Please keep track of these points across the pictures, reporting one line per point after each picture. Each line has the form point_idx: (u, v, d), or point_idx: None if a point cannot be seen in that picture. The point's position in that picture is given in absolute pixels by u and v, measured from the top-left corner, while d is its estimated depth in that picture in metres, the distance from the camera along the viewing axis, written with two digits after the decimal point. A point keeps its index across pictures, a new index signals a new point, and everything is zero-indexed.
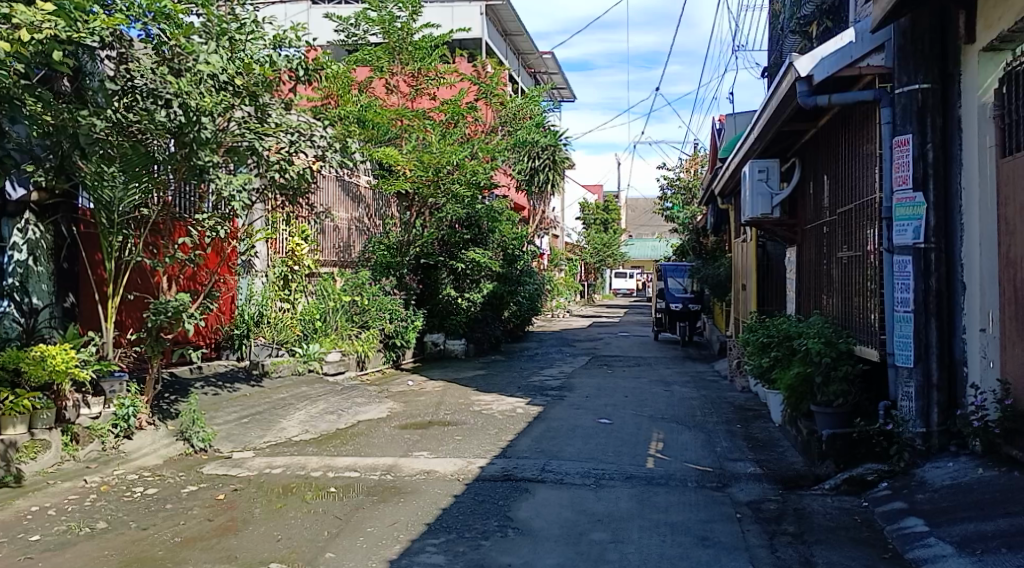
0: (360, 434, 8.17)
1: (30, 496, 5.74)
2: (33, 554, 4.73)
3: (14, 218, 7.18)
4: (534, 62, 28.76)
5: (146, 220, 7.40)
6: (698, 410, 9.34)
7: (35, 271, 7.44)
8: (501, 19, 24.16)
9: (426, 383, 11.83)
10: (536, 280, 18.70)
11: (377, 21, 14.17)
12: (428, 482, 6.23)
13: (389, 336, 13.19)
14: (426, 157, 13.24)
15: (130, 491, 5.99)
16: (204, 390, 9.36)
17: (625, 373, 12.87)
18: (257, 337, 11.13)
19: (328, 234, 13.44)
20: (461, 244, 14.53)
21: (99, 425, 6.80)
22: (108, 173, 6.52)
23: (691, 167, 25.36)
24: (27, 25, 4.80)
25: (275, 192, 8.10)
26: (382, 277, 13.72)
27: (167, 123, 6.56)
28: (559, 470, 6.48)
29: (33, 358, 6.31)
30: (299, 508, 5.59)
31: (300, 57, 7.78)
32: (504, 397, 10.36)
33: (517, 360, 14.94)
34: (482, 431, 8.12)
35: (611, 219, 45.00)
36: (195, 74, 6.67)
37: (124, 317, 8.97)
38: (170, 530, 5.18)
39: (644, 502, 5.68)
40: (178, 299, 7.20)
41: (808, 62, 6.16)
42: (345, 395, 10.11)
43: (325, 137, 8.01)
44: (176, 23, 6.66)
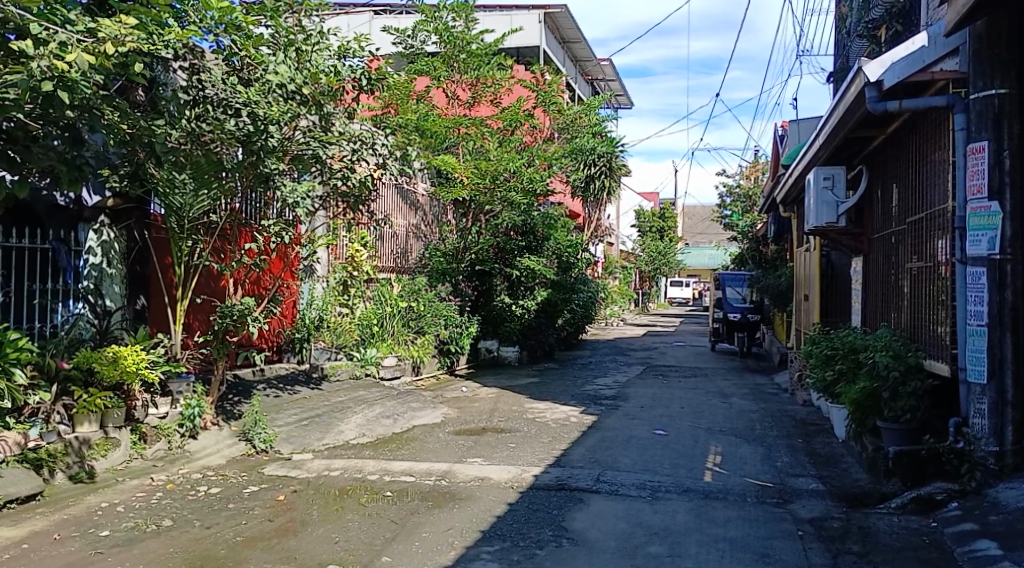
0: (416, 439, 8.24)
1: (100, 492, 5.94)
2: (102, 549, 4.88)
3: (89, 223, 7.50)
4: (592, 69, 28.63)
5: (215, 226, 7.64)
6: (758, 423, 9.15)
7: (108, 274, 7.72)
8: (559, 26, 24.14)
9: (480, 390, 11.88)
10: (591, 288, 18.61)
11: (433, 31, 14.41)
12: (483, 489, 6.23)
13: (444, 341, 13.37)
14: (483, 164, 13.40)
15: (195, 490, 6.15)
16: (267, 392, 9.57)
17: (681, 383, 12.72)
18: (317, 342, 11.39)
19: (386, 240, 13.62)
20: (517, 251, 14.54)
21: (166, 425, 7.04)
22: (178, 180, 6.78)
23: (750, 174, 25.06)
24: (113, 40, 4.97)
25: (336, 200, 8.37)
26: (439, 283, 13.89)
27: (236, 132, 6.64)
28: (613, 481, 6.41)
29: (106, 359, 6.52)
30: (356, 512, 5.66)
31: (363, 67, 7.95)
32: (558, 405, 10.32)
33: (571, 368, 14.92)
34: (535, 439, 8.10)
35: (668, 226, 44.50)
36: (264, 83, 6.93)
37: (192, 320, 9.18)
38: (232, 529, 5.30)
39: (702, 516, 5.58)
40: (243, 303, 7.44)
41: (877, 68, 6.02)
42: (400, 399, 10.21)
43: (386, 145, 8.19)
44: (246, 34, 6.94)
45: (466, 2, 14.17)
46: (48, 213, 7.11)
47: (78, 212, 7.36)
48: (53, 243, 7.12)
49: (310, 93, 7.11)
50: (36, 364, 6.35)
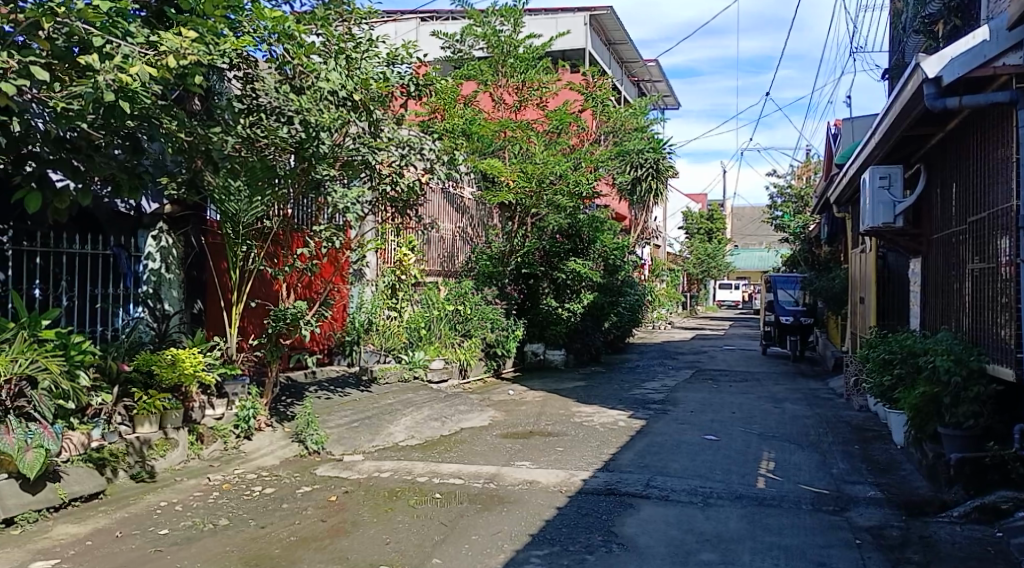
0: (464, 441, 8.27)
1: (159, 492, 6.09)
2: (161, 547, 4.99)
3: (149, 229, 7.73)
4: (639, 70, 28.48)
5: (268, 232, 7.76)
6: (812, 429, 8.97)
7: (166, 279, 7.91)
8: (605, 28, 24.07)
9: (527, 393, 11.88)
10: (638, 290, 18.46)
11: (481, 35, 14.50)
12: (531, 492, 6.23)
13: (490, 344, 13.41)
14: (529, 168, 13.33)
15: (250, 490, 6.27)
16: (318, 394, 9.72)
17: (732, 387, 12.55)
18: (366, 345, 11.52)
19: (433, 244, 13.75)
20: (563, 255, 14.46)
21: (222, 426, 7.25)
22: (234, 187, 6.91)
23: (802, 174, 24.63)
24: (174, 53, 5.12)
25: (385, 205, 8.50)
26: (485, 287, 14.08)
27: (289, 139, 6.96)
28: (664, 487, 6.35)
29: (165, 361, 6.69)
30: (406, 513, 5.71)
31: (411, 73, 7.99)
32: (605, 409, 10.27)
33: (619, 371, 14.83)
34: (583, 443, 8.06)
35: (716, 228, 43.98)
36: (315, 91, 7.04)
37: (247, 324, 9.37)
38: (286, 528, 5.39)
39: (755, 523, 5.49)
40: (296, 307, 7.56)
41: (935, 64, 5.76)
42: (448, 402, 10.26)
43: (434, 149, 8.29)
44: (299, 42, 6.84)
45: (514, 5, 14.22)
46: (108, 220, 7.29)
47: (138, 219, 7.60)
48: (114, 249, 7.35)
49: (361, 98, 7.28)
50: (100, 366, 6.50)
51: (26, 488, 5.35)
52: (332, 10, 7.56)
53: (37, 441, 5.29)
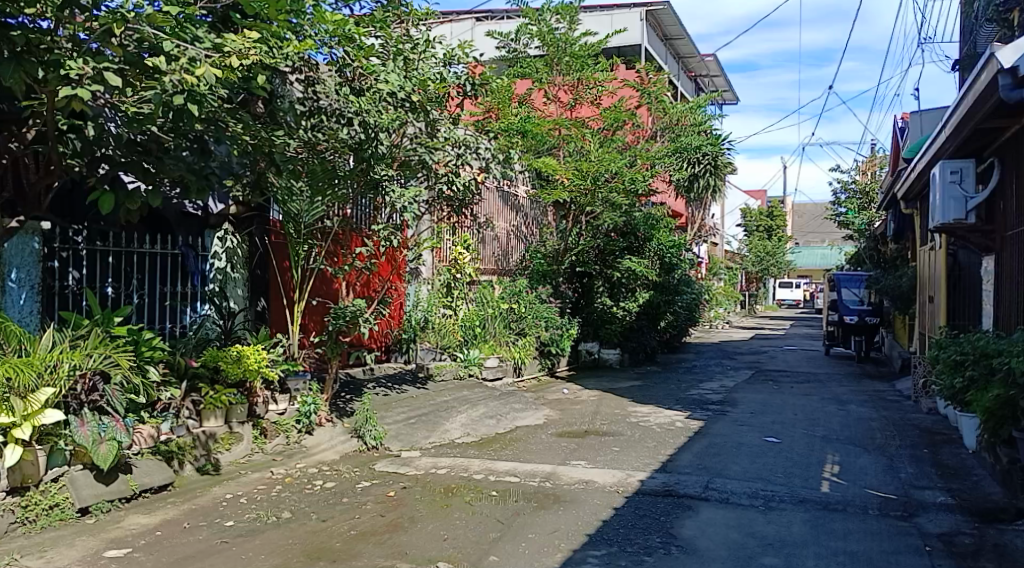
0: (519, 439, 8.29)
1: (224, 484, 6.26)
2: (227, 538, 5.12)
3: (215, 229, 7.95)
4: (697, 65, 28.11)
5: (328, 232, 7.94)
6: (878, 432, 8.71)
7: (232, 277, 8.15)
8: (662, 23, 23.80)
9: (581, 392, 11.84)
10: (694, 287, 18.19)
11: (536, 34, 14.50)
12: (588, 492, 6.20)
13: (544, 343, 13.40)
14: (583, 165, 13.18)
15: (311, 484, 6.40)
16: (376, 390, 9.85)
17: (793, 388, 12.27)
18: (422, 342, 11.62)
19: (487, 243, 13.81)
20: (618, 252, 14.31)
21: (285, 421, 7.39)
22: (297, 188, 7.17)
23: (867, 169, 23.95)
24: (237, 53, 5.25)
25: (441, 204, 8.56)
26: (539, 285, 14.02)
27: (348, 141, 7.11)
28: (723, 489, 6.25)
29: (231, 358, 6.89)
30: (463, 510, 5.75)
31: (467, 73, 8.02)
32: (662, 409, 10.16)
33: (675, 372, 14.64)
34: (640, 444, 7.99)
35: (776, 226, 43.13)
36: (375, 93, 7.15)
37: (308, 321, 9.57)
38: (346, 522, 5.47)
39: (819, 528, 5.36)
40: (355, 305, 7.74)
41: (1011, 53, 5.59)
42: (503, 400, 10.29)
43: (490, 148, 8.38)
44: (359, 45, 6.93)
45: (570, 3, 14.15)
46: (177, 220, 7.60)
47: (204, 219, 7.82)
48: (181, 249, 7.59)
49: (419, 99, 7.30)
50: (168, 362, 6.70)
51: (100, 479, 5.54)
52: (390, 12, 7.69)
53: (110, 434, 5.48)
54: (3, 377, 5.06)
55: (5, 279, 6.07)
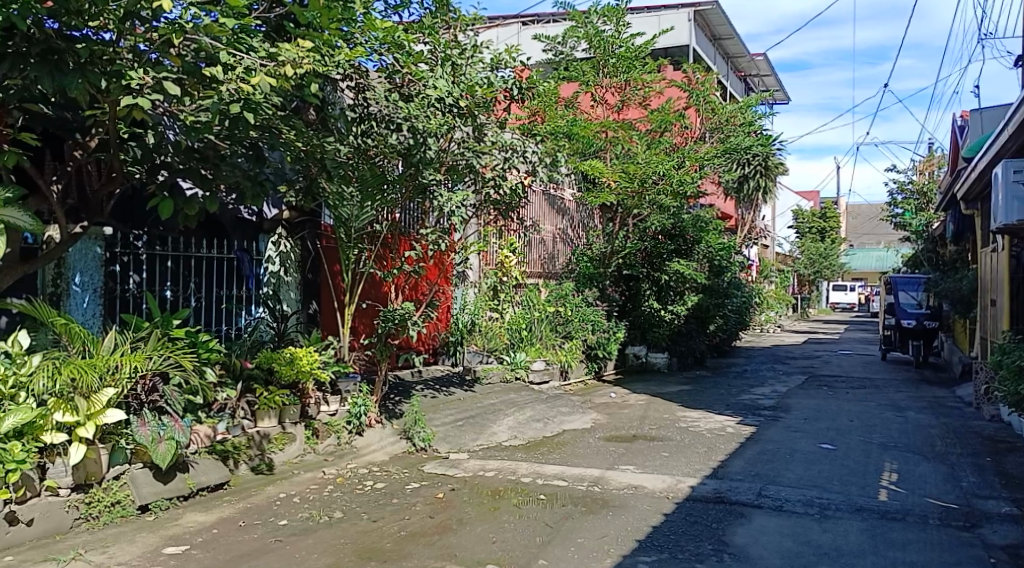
0: (567, 443, 8.26)
1: (278, 484, 6.38)
2: (281, 537, 5.21)
3: (269, 234, 8.13)
4: (747, 64, 27.73)
5: (378, 236, 8.02)
6: (937, 440, 8.46)
7: (285, 281, 8.28)
8: (710, 22, 23.52)
9: (629, 396, 11.76)
10: (745, 291, 17.91)
11: (583, 36, 14.51)
12: (637, 497, 6.15)
13: (592, 346, 13.33)
14: (630, 168, 13.01)
15: (362, 484, 6.48)
16: (424, 393, 9.92)
17: (848, 394, 11.98)
18: (469, 346, 11.67)
19: (533, 246, 13.81)
20: (666, 254, 14.11)
21: (336, 421, 7.48)
22: (347, 193, 7.25)
23: (925, 168, 23.28)
24: (292, 62, 5.33)
25: (489, 207, 8.61)
26: (586, 288, 13.96)
27: (398, 146, 7.18)
28: (776, 496, 6.14)
29: (284, 359, 7.04)
30: (511, 513, 5.75)
31: (514, 76, 8.05)
32: (712, 414, 10.03)
33: (725, 376, 14.42)
34: (690, 449, 7.89)
35: (829, 227, 42.20)
36: (422, 98, 7.13)
37: (359, 324, 9.71)
38: (397, 523, 5.52)
39: (877, 537, 5.23)
40: (403, 308, 7.82)
41: None
42: (550, 403, 10.26)
43: (536, 152, 8.34)
44: (408, 51, 7.12)
45: (617, 5, 14.06)
46: (233, 225, 7.76)
47: (259, 224, 8.02)
48: (237, 253, 7.78)
49: (468, 104, 7.34)
50: (224, 363, 6.87)
51: (159, 478, 5.69)
52: (438, 18, 7.82)
53: (169, 433, 5.63)
54: (69, 378, 5.22)
55: (69, 283, 6.33)
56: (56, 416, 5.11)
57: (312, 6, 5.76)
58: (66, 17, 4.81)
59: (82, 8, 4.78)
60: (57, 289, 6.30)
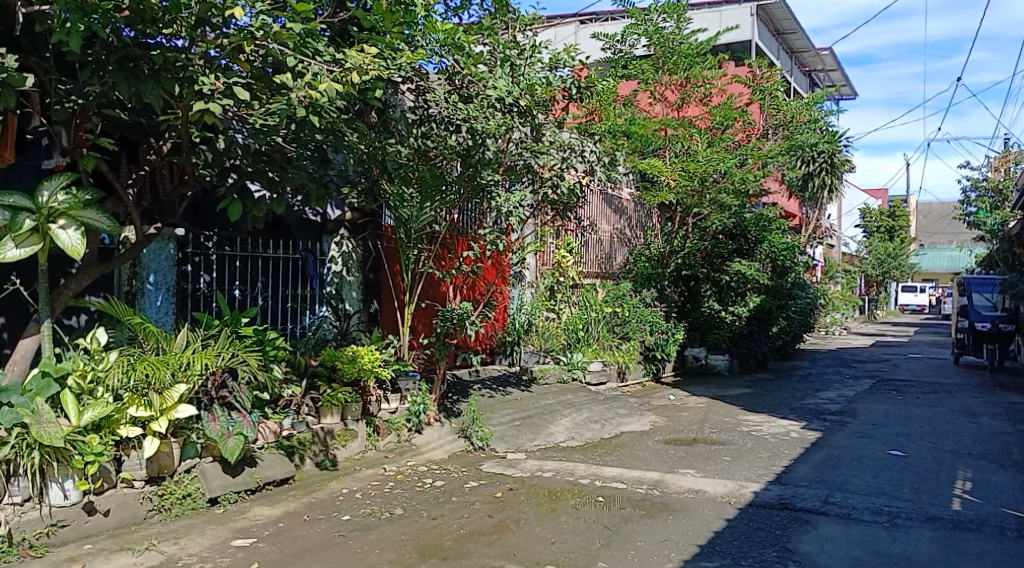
0: (625, 445, 8.19)
1: (341, 479, 6.50)
2: (344, 532, 5.30)
3: (332, 235, 8.29)
4: (811, 59, 27.09)
5: (436, 237, 8.07)
6: (1014, 447, 8.12)
7: (347, 280, 8.41)
8: (774, 17, 23.06)
9: (688, 399, 11.59)
10: (809, 292, 17.49)
11: (643, 34, 14.23)
12: (698, 502, 6.06)
13: (650, 348, 13.21)
14: (690, 166, 13.04)
15: (422, 482, 6.54)
16: (482, 392, 9.96)
17: (918, 399, 11.60)
18: (526, 346, 11.65)
19: (590, 246, 13.76)
20: (727, 255, 13.81)
21: (396, 419, 7.57)
22: (407, 195, 7.34)
23: (1001, 165, 22.36)
24: (357, 69, 5.44)
25: (547, 207, 8.61)
26: (644, 288, 13.82)
27: (456, 147, 7.25)
28: (844, 503, 5.98)
29: (346, 357, 7.19)
30: (570, 514, 5.73)
31: (572, 76, 7.99)
32: (775, 418, 9.82)
33: (787, 380, 14.11)
34: (753, 454, 7.75)
35: (898, 226, 40.91)
36: (482, 99, 7.22)
37: (417, 323, 9.75)
38: (457, 521, 5.56)
39: (950, 547, 5.05)
40: (462, 308, 7.88)
41: None
42: (607, 405, 10.20)
43: (595, 151, 8.51)
44: (469, 53, 7.11)
45: (677, 1, 13.90)
46: (298, 226, 7.99)
47: (322, 225, 8.23)
48: (301, 254, 7.93)
49: (527, 103, 7.32)
50: (289, 361, 7.02)
51: (227, 471, 5.86)
52: (497, 19, 7.87)
53: (238, 429, 5.77)
54: (142, 373, 5.43)
55: (143, 282, 6.51)
56: (130, 411, 5.31)
57: (377, 10, 5.90)
58: (141, 24, 4.99)
59: (157, 16, 4.94)
60: (132, 287, 6.48)
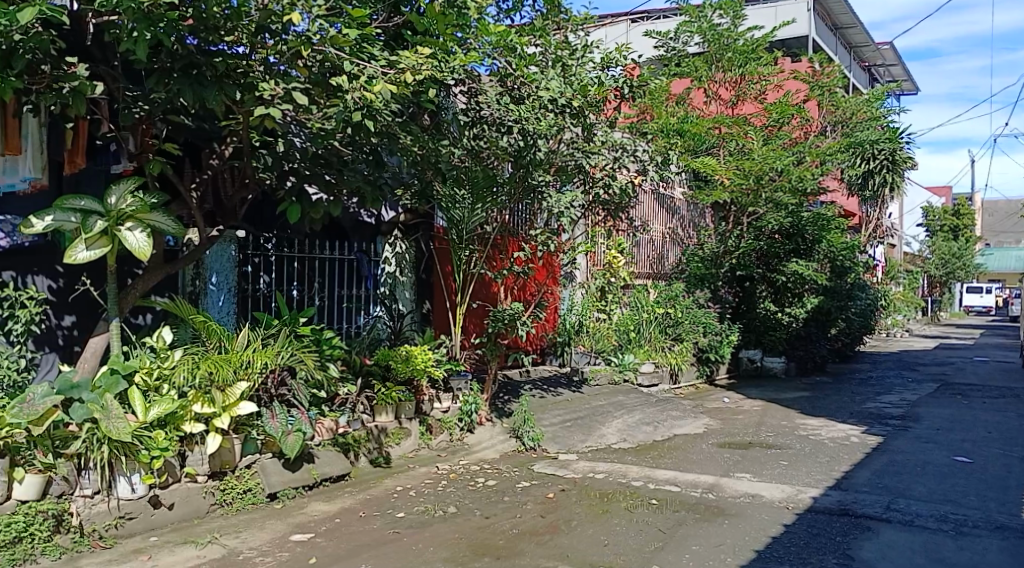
0: (678, 448, 8.11)
1: (395, 477, 6.59)
2: (399, 529, 5.37)
3: (386, 236, 8.38)
4: (871, 54, 26.41)
5: (487, 237, 8.12)
6: None
7: (400, 281, 8.53)
8: (831, 12, 22.55)
9: (743, 401, 11.40)
10: (868, 294, 17.05)
11: (697, 31, 14.08)
12: (754, 506, 5.96)
13: (703, 349, 13.04)
14: (746, 165, 12.72)
15: (474, 481, 6.58)
16: (533, 392, 9.96)
17: (985, 404, 11.21)
18: (577, 346, 11.60)
19: (641, 246, 13.66)
20: (781, 256, 13.68)
21: (448, 418, 7.65)
22: (459, 196, 7.36)
23: None
24: (411, 69, 5.53)
25: (597, 208, 8.54)
26: (697, 289, 13.67)
27: (508, 148, 7.31)
28: (907, 510, 5.82)
29: (400, 357, 7.28)
30: (623, 516, 5.70)
31: (624, 75, 7.91)
32: (833, 423, 9.60)
33: (846, 383, 13.77)
34: (811, 458, 7.59)
35: (963, 224, 39.57)
36: (535, 99, 7.20)
37: (469, 323, 9.84)
38: (509, 520, 5.59)
39: (1020, 557, 4.87)
40: (513, 308, 7.87)
41: None
42: (660, 407, 10.10)
43: (647, 150, 8.42)
44: (521, 54, 7.06)
45: None
46: (353, 227, 8.09)
47: (376, 226, 8.32)
48: (356, 254, 8.05)
49: (581, 104, 7.30)
50: (345, 360, 7.13)
51: (286, 467, 5.98)
52: (549, 20, 7.88)
53: (297, 426, 5.92)
54: (207, 371, 5.55)
55: (206, 282, 6.69)
56: (195, 407, 5.48)
57: (429, 13, 6.04)
58: (205, 32, 5.11)
59: (220, 23, 5.07)
60: (195, 287, 6.67)
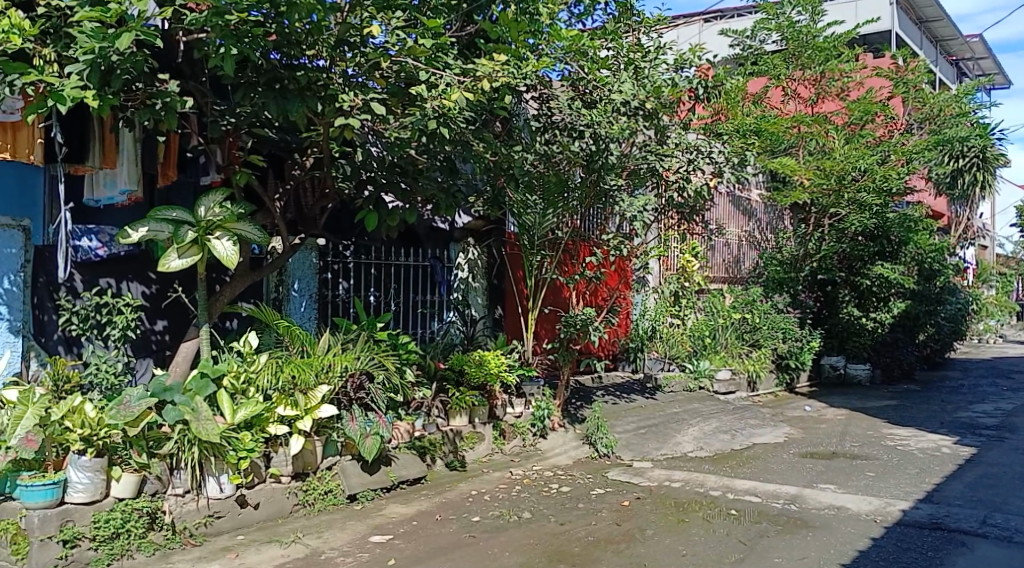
0: (757, 457, 7.93)
1: (471, 481, 6.64)
2: (475, 533, 5.41)
3: (459, 242, 8.51)
4: (958, 47, 25.32)
5: (560, 242, 8.02)
6: None
7: (473, 287, 8.63)
8: (916, 5, 21.72)
9: (825, 410, 11.06)
10: (959, 298, 16.30)
11: (775, 29, 13.77)
12: (839, 519, 5.77)
13: (782, 355, 12.70)
14: (827, 164, 12.43)
15: (548, 487, 6.58)
16: (606, 398, 9.89)
17: None
18: (650, 352, 11.50)
19: (716, 250, 13.49)
20: (868, 257, 13.09)
21: (521, 423, 7.66)
22: (531, 202, 7.40)
23: None
24: (487, 76, 5.74)
25: (671, 211, 8.51)
26: (775, 294, 13.38)
27: (580, 153, 7.24)
28: (1004, 525, 5.54)
29: (473, 362, 7.30)
30: (700, 526, 5.60)
31: (698, 76, 7.82)
32: (923, 433, 9.21)
33: (936, 391, 13.18)
34: (899, 470, 7.30)
35: None
36: (607, 103, 7.19)
37: (540, 328, 9.88)
38: (584, 528, 5.56)
39: None
40: (585, 314, 7.87)
41: None
42: (737, 415, 9.88)
43: (723, 152, 8.11)
44: (593, 57, 7.22)
45: None
46: (427, 234, 8.23)
47: (449, 233, 8.44)
48: (430, 261, 8.19)
49: (653, 106, 7.33)
50: (420, 365, 7.24)
51: (365, 469, 6.12)
52: (622, 23, 7.80)
53: (374, 429, 6.02)
54: (290, 375, 5.78)
55: (289, 289, 6.92)
56: (279, 410, 5.62)
57: (502, 21, 5.97)
58: (287, 47, 5.22)
59: (301, 38, 5.18)
60: (279, 293, 6.90)
